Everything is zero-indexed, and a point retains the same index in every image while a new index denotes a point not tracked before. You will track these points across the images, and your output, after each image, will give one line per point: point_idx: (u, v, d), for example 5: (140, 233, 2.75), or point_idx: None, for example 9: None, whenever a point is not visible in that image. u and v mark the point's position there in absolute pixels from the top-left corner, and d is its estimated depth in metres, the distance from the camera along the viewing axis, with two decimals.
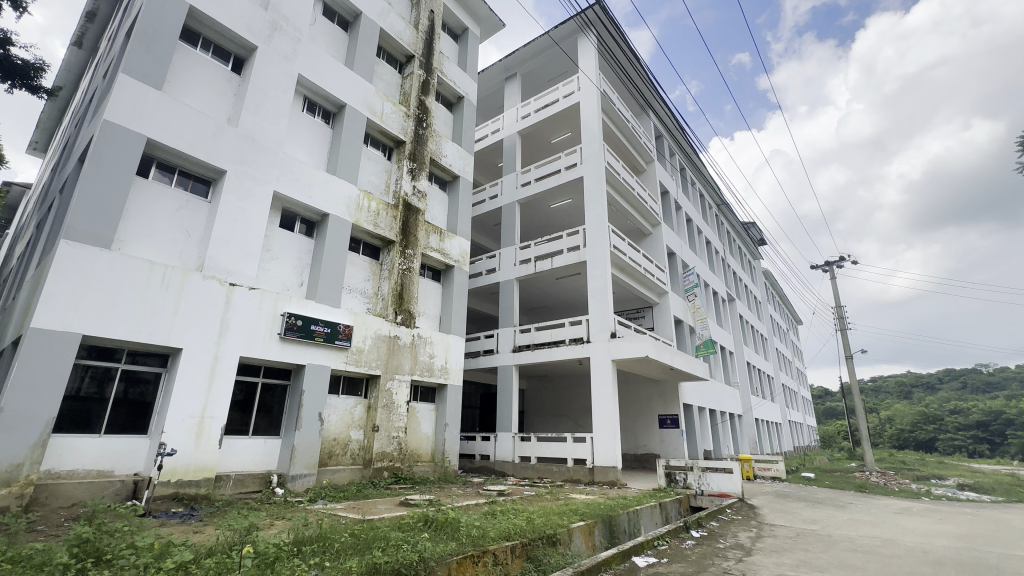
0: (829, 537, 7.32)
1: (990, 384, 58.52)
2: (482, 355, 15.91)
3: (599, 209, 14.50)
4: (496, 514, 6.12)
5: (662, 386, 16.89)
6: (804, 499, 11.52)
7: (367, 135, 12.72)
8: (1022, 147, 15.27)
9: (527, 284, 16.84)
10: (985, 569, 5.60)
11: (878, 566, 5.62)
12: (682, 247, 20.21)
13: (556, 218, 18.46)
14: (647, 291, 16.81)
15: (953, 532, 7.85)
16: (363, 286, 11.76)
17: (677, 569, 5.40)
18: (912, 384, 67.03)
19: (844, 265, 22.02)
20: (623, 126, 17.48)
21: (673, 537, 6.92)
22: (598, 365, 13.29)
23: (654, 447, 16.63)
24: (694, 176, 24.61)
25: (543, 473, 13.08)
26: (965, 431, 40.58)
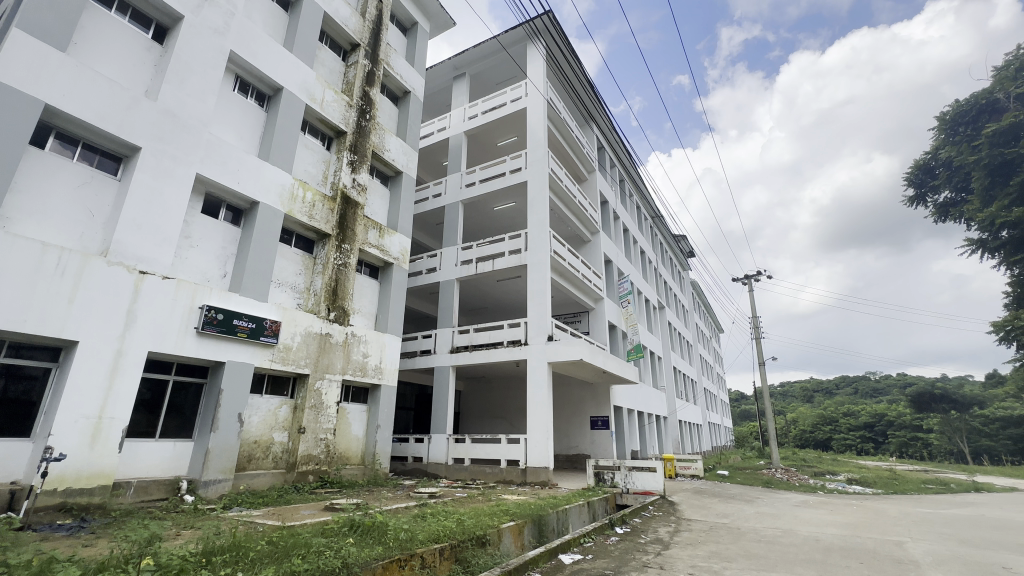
0: (737, 529, 7.93)
1: (876, 390, 65.92)
2: (418, 355, 15.65)
3: (541, 214, 14.76)
4: (426, 516, 6.04)
5: (594, 388, 17.48)
6: (717, 495, 12.39)
7: (306, 122, 12.12)
8: (909, 179, 17.39)
9: (467, 285, 16.77)
10: (863, 553, 6.35)
11: (778, 553, 6.17)
12: (618, 255, 21.05)
13: (499, 221, 18.56)
14: (584, 297, 17.33)
15: (841, 522, 8.77)
16: (294, 280, 11.18)
17: (600, 565, 5.58)
18: (814, 388, 74.09)
19: (760, 279, 23.91)
20: (568, 135, 17.98)
21: (599, 534, 7.17)
22: (534, 367, 13.50)
23: (585, 448, 17.17)
24: (632, 189, 25.78)
25: (476, 475, 13.07)
26: (855, 431, 45.33)
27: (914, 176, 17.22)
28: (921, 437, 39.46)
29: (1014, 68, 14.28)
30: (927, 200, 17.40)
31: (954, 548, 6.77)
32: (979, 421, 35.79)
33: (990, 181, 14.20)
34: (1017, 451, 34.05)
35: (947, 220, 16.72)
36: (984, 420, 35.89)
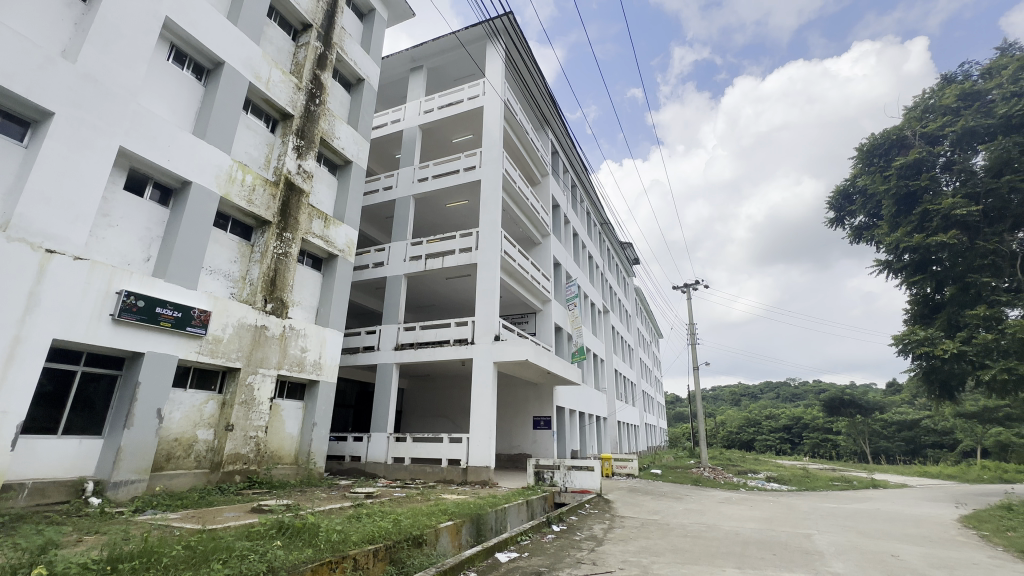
0: (666, 525, 8.33)
1: (794, 394, 71.47)
2: (361, 351, 15.19)
3: (493, 213, 14.78)
4: (361, 517, 5.86)
5: (538, 388, 17.73)
6: (650, 493, 12.94)
7: (248, 101, 11.43)
8: (832, 202, 18.95)
9: (415, 282, 16.47)
10: (776, 545, 6.88)
11: (701, 547, 6.55)
12: (567, 258, 21.47)
13: (451, 218, 18.40)
14: (532, 298, 17.52)
15: (759, 516, 9.45)
16: (228, 268, 10.50)
17: (536, 562, 5.67)
18: (742, 392, 79.20)
19: (698, 288, 25.23)
20: (523, 137, 18.12)
21: (536, 532, 7.28)
22: (479, 366, 13.49)
23: (527, 447, 17.38)
24: (583, 195, 26.36)
25: (416, 474, 12.87)
26: (775, 433, 48.91)
27: (835, 201, 18.82)
28: (830, 438, 43.24)
29: (921, 109, 15.77)
30: (845, 223, 19.02)
31: (853, 539, 7.48)
32: (880, 424, 39.98)
33: (897, 210, 15.73)
34: (908, 451, 38.35)
35: (861, 242, 18.35)
36: (883, 423, 40.15)
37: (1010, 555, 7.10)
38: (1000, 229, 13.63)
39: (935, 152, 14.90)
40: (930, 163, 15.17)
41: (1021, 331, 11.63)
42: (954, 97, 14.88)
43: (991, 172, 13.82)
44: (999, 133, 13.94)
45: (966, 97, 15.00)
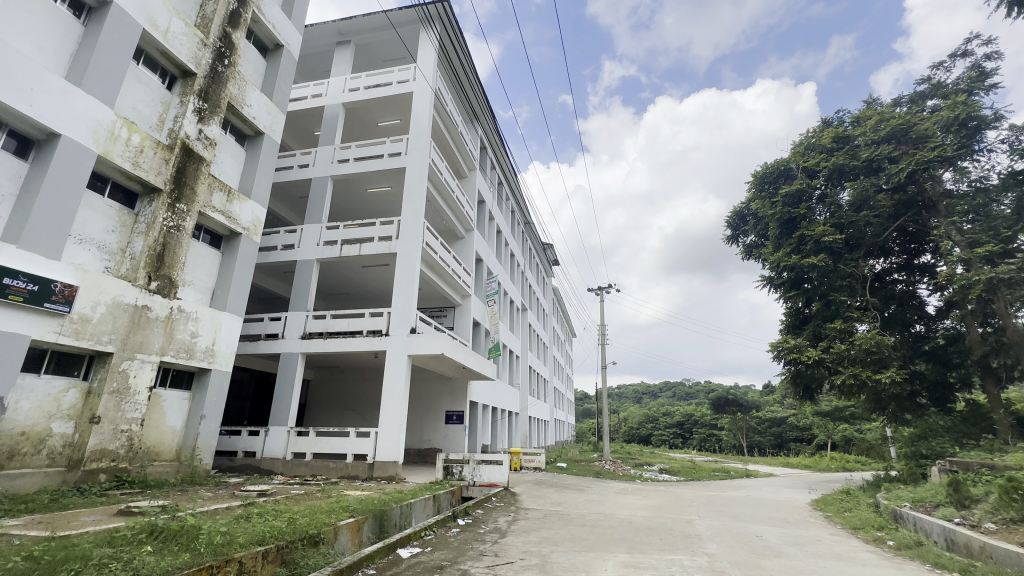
0: (567, 515, 8.73)
1: (688, 394, 78.10)
2: (262, 339, 14.07)
3: (416, 203, 14.42)
4: (250, 517, 5.43)
5: (452, 383, 17.63)
6: (554, 486, 13.46)
7: (140, 51, 10.05)
8: (730, 220, 20.99)
9: (328, 268, 15.58)
10: (662, 530, 7.50)
11: (597, 535, 6.95)
12: (489, 255, 21.53)
13: (372, 204, 17.64)
14: (451, 291, 17.34)
15: (651, 505, 10.22)
16: (104, 238, 9.18)
17: (438, 556, 5.64)
18: (644, 391, 85.19)
19: (610, 292, 26.60)
20: (452, 129, 17.87)
21: (440, 527, 7.25)
22: (393, 359, 13.11)
23: (437, 442, 17.26)
24: (508, 193, 26.59)
25: (318, 470, 12.25)
26: (669, 428, 53.20)
27: (732, 220, 20.85)
28: (715, 433, 47.89)
29: (804, 146, 17.88)
30: (739, 240, 21.11)
31: (726, 523, 8.36)
32: (755, 421, 44.61)
33: (780, 233, 17.77)
34: (776, 444, 43.59)
35: (751, 259, 20.53)
36: (758, 420, 45.24)
37: (846, 532, 8.37)
38: (856, 256, 15.92)
39: (812, 186, 17.03)
40: (808, 194, 17.34)
41: (866, 343, 13.73)
42: (831, 138, 17.08)
43: (853, 207, 16.06)
44: (861, 174, 16.19)
45: (839, 140, 17.18)
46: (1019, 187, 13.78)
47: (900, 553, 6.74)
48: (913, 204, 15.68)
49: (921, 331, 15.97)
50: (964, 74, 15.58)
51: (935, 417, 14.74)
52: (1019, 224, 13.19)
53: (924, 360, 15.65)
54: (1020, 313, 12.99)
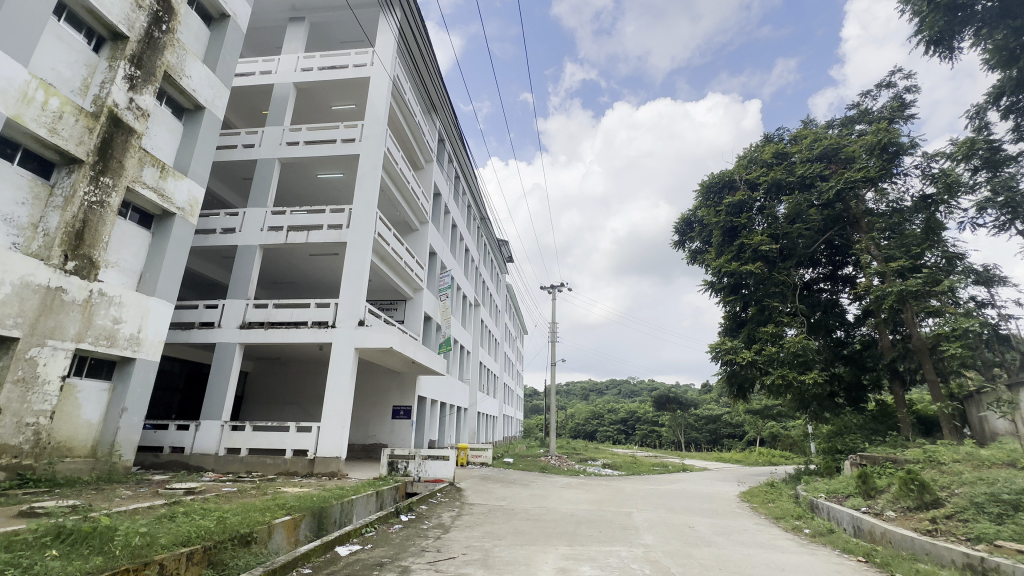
0: (511, 510, 8.83)
1: (633, 391, 80.91)
2: (196, 327, 13.20)
3: (369, 192, 13.99)
4: (175, 516, 5.09)
5: (401, 377, 17.31)
6: (500, 481, 13.56)
7: (62, 7, 9.11)
8: (677, 226, 21.89)
9: (272, 255, 14.83)
10: (602, 523, 7.75)
11: (539, 529, 7.08)
12: (443, 248, 21.30)
13: (322, 191, 16.95)
14: (403, 284, 17.00)
15: (593, 499, 10.53)
16: (12, 211, 8.28)
17: (378, 553, 5.53)
18: (591, 388, 87.45)
19: (562, 290, 27.03)
20: (410, 119, 17.48)
21: (382, 524, 7.09)
22: (338, 352, 12.69)
23: (383, 437, 16.91)
24: (465, 187, 26.39)
25: (253, 467, 11.67)
26: (614, 424, 54.96)
27: (680, 226, 21.77)
28: (656, 429, 49.94)
29: (747, 159, 18.90)
30: (685, 245, 22.06)
31: (663, 515, 8.76)
32: (693, 418, 46.89)
33: (723, 240, 18.72)
34: (711, 440, 46.02)
35: (695, 264, 21.53)
36: (696, 417, 47.55)
37: (769, 521, 9.01)
38: (789, 265, 17.01)
39: (753, 198, 18.07)
40: (749, 205, 18.38)
41: (794, 346, 14.79)
42: (771, 153, 18.16)
43: (788, 219, 17.19)
44: (796, 188, 17.32)
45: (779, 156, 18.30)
46: (928, 210, 15.30)
47: (815, 540, 7.33)
48: (840, 219, 16.99)
49: (842, 336, 17.38)
50: (888, 103, 17.06)
51: (849, 415, 16.11)
52: (927, 242, 14.63)
53: (843, 363, 16.99)
54: (924, 323, 14.43)
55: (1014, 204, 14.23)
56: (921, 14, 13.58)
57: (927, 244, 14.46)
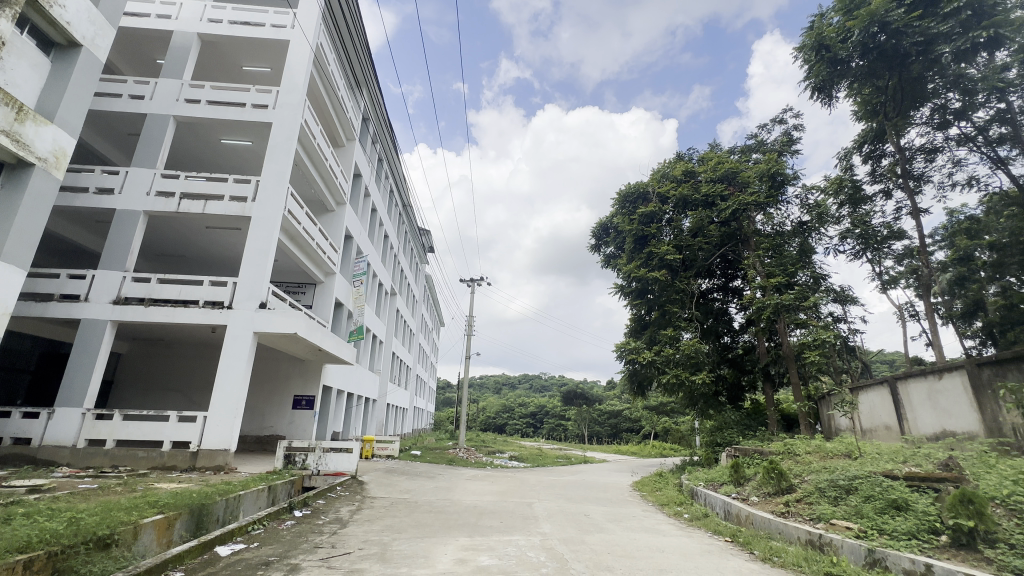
0: (415, 503, 8.72)
1: (544, 386, 83.61)
2: (55, 300, 11.35)
3: (280, 165, 12.95)
4: (9, 518, 4.35)
5: (305, 365, 16.29)
6: (405, 473, 13.32)
7: None
8: (595, 230, 22.91)
9: (159, 223, 13.17)
10: (503, 514, 7.92)
11: (441, 521, 7.07)
12: (361, 233, 20.36)
13: (225, 158, 15.37)
14: (313, 267, 15.99)
15: (497, 490, 10.74)
16: None
17: (266, 552, 5.18)
18: (504, 382, 89.06)
19: (482, 284, 27.09)
20: (332, 93, 16.46)
21: (271, 520, 6.64)
22: (233, 336, 11.61)
23: (280, 428, 15.81)
24: (388, 172, 25.43)
25: (121, 461, 10.32)
26: (524, 418, 56.48)
27: (597, 231, 22.83)
28: (563, 423, 52.18)
29: (660, 173, 20.26)
30: (601, 249, 23.21)
31: (562, 505, 9.18)
32: (597, 413, 49.64)
33: (634, 247, 19.96)
34: (611, 433, 49.10)
35: (608, 268, 22.74)
36: (600, 412, 50.34)
37: (655, 508, 9.82)
38: (689, 274, 18.56)
39: (663, 210, 19.48)
40: (660, 217, 19.75)
41: (688, 349, 16.20)
42: (682, 171, 19.59)
43: (692, 232, 18.75)
44: (700, 206, 18.89)
45: (687, 174, 19.70)
46: (803, 235, 17.77)
47: (692, 523, 8.13)
48: (734, 237, 18.69)
49: (728, 342, 19.33)
50: (779, 137, 19.26)
51: (729, 412, 18.09)
52: (799, 263, 16.82)
53: (727, 366, 18.93)
54: (792, 332, 16.53)
55: (866, 235, 16.84)
56: (810, 62, 15.41)
57: (800, 265, 16.62)
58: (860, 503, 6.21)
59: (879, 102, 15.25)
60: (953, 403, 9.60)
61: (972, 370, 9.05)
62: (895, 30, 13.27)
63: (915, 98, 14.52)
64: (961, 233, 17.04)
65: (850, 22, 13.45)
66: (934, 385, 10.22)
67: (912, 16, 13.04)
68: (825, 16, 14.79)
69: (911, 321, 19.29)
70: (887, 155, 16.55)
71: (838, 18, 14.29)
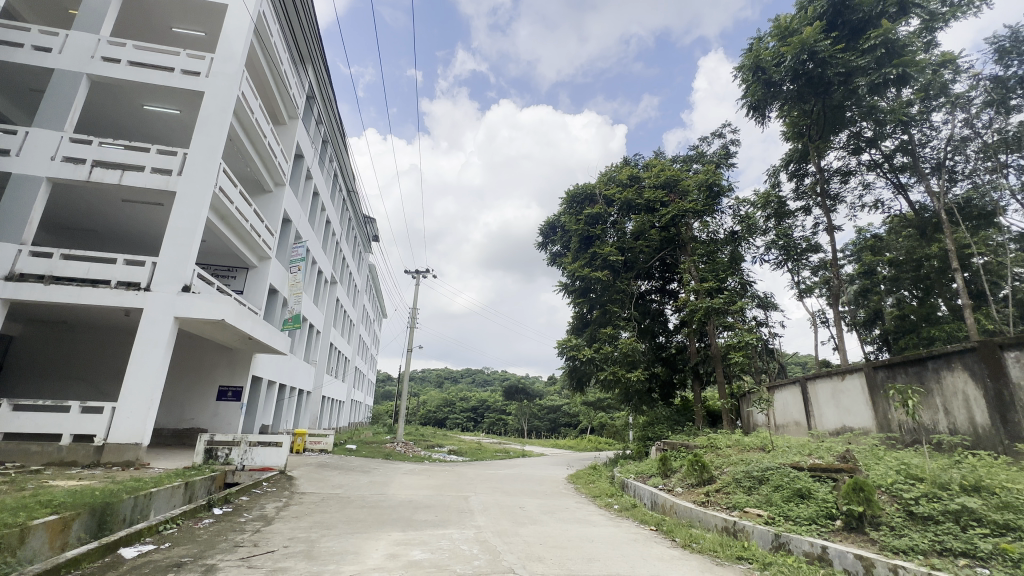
0: (347, 498, 8.46)
1: (485, 380, 83.85)
2: None
3: (212, 138, 12.03)
4: None
5: (232, 354, 15.27)
6: (338, 468, 12.89)
7: None
8: (542, 228, 23.21)
9: (65, 192, 11.83)
10: (438, 508, 7.87)
11: (374, 516, 6.91)
12: (300, 217, 19.37)
13: (148, 126, 14.05)
14: (246, 250, 15.02)
15: (434, 485, 10.66)
16: None
17: (179, 552, 4.83)
18: (446, 376, 88.38)
19: (427, 276, 26.61)
20: (274, 67, 15.50)
21: (187, 519, 6.19)
22: (151, 320, 10.66)
23: (202, 420, 14.75)
24: (333, 154, 24.33)
25: (9, 457, 9.20)
26: (464, 412, 56.38)
27: (544, 229, 23.15)
28: (503, 418, 52.67)
29: (607, 176, 20.84)
30: (547, 247, 23.56)
31: (497, 498, 9.27)
32: (537, 408, 50.50)
33: (579, 247, 20.45)
34: (550, 428, 50.22)
35: (553, 266, 23.14)
36: (539, 407, 51.24)
37: (588, 500, 10.17)
38: (629, 276, 19.28)
39: (608, 213, 20.06)
40: (605, 219, 20.34)
41: (625, 348, 16.86)
42: (628, 176, 20.25)
43: (634, 235, 19.47)
44: (643, 210, 19.65)
45: (631, 179, 20.42)
46: (734, 244, 18.92)
47: (621, 514, 8.50)
48: (672, 242, 19.56)
49: (663, 342, 20.28)
50: (718, 150, 20.41)
51: (660, 408, 19.05)
52: (730, 270, 17.95)
53: (661, 364, 19.89)
54: (720, 334, 17.65)
55: (788, 247, 18.29)
56: (747, 82, 16.38)
57: (730, 272, 17.75)
58: (770, 492, 6.76)
59: (805, 125, 16.56)
60: (853, 401, 10.67)
61: (869, 372, 10.05)
62: (822, 60, 14.53)
63: (835, 123, 15.92)
64: (867, 249, 18.92)
65: (784, 48, 14.48)
66: (837, 385, 11.30)
67: (836, 48, 14.26)
68: (763, 40, 15.78)
69: (822, 327, 21.21)
70: (809, 174, 18.03)
71: (773, 43, 15.33)
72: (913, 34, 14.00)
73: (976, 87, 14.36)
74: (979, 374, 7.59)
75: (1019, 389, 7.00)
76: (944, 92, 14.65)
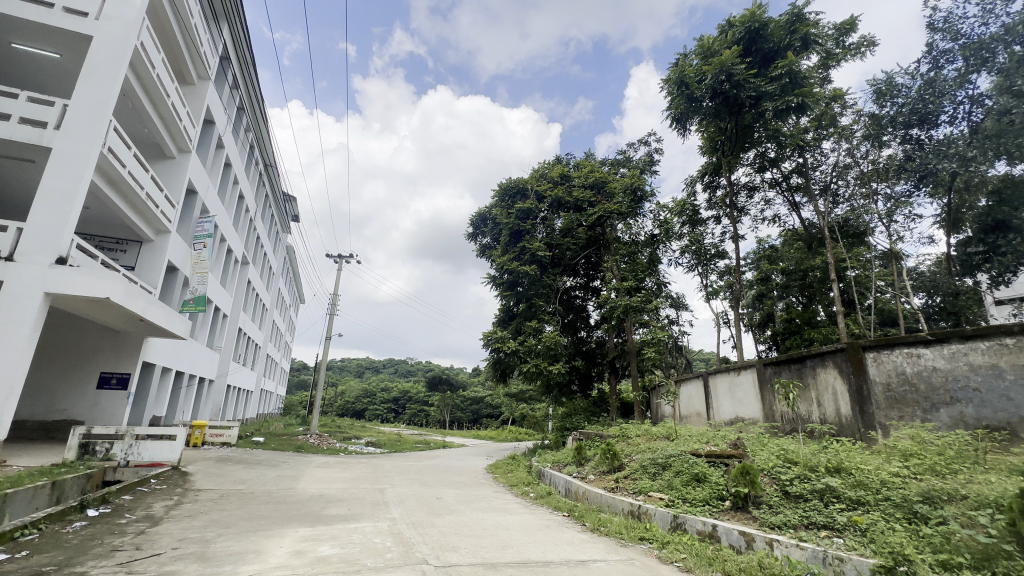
0: (250, 494, 7.88)
1: (409, 371, 82.19)
2: None
3: (102, 90, 10.52)
4: None
5: (118, 337, 13.58)
6: (241, 462, 11.99)
7: None
8: (473, 219, 23.07)
9: None
10: (351, 501, 7.60)
11: (280, 513, 6.51)
12: (208, 189, 17.58)
13: (18, 69, 12.01)
14: (140, 222, 13.39)
15: (347, 478, 10.26)
16: None
17: (39, 562, 4.21)
18: (367, 366, 85.37)
19: (351, 262, 25.34)
20: (182, 18, 13.86)
21: (51, 523, 5.43)
22: (13, 295, 9.16)
23: (77, 411, 12.98)
24: (250, 123, 22.34)
25: None
26: (384, 403, 54.87)
27: (474, 220, 23.04)
28: (425, 409, 52.05)
29: (539, 173, 21.16)
30: (477, 239, 23.50)
31: (414, 490, 9.13)
32: (460, 399, 50.39)
33: (509, 241, 20.62)
34: (472, 419, 50.38)
35: (482, 258, 23.13)
36: (463, 399, 51.21)
37: (505, 489, 10.37)
38: (556, 272, 19.82)
39: (539, 209, 20.38)
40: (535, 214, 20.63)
41: (549, 341, 17.34)
42: (559, 174, 20.69)
43: (562, 232, 20.02)
44: (572, 208, 20.24)
45: (562, 177, 20.88)
46: (653, 246, 20.11)
47: (536, 501, 8.78)
48: (598, 241, 20.38)
49: (584, 336, 21.12)
50: (643, 157, 21.51)
51: (578, 400, 19.83)
52: (648, 271, 19.08)
53: (581, 358, 20.70)
54: (636, 331, 18.74)
55: (699, 252, 19.80)
56: (672, 95, 17.38)
57: (648, 272, 18.87)
58: (672, 477, 7.33)
59: (720, 140, 17.90)
60: (745, 394, 11.85)
61: (760, 368, 11.19)
62: (736, 82, 15.83)
63: (745, 142, 17.45)
64: (765, 259, 20.99)
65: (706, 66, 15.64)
66: (733, 380, 12.48)
67: (749, 74, 15.61)
68: (688, 57, 16.86)
69: (724, 327, 23.25)
70: (721, 187, 19.62)
71: (697, 61, 16.44)
72: (812, 68, 15.68)
73: (858, 122, 16.43)
74: (845, 370, 8.67)
75: (875, 385, 8.14)
76: (834, 123, 16.60)
